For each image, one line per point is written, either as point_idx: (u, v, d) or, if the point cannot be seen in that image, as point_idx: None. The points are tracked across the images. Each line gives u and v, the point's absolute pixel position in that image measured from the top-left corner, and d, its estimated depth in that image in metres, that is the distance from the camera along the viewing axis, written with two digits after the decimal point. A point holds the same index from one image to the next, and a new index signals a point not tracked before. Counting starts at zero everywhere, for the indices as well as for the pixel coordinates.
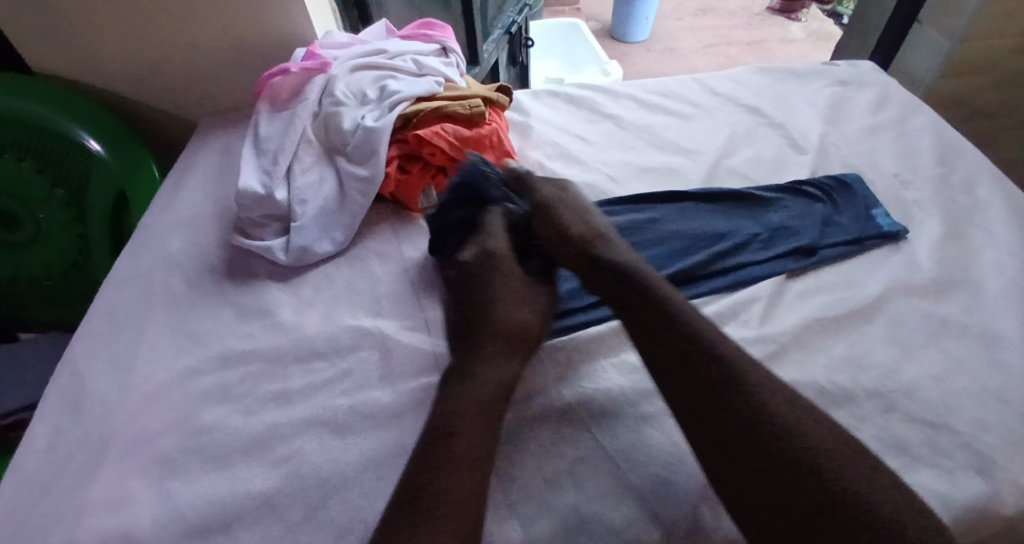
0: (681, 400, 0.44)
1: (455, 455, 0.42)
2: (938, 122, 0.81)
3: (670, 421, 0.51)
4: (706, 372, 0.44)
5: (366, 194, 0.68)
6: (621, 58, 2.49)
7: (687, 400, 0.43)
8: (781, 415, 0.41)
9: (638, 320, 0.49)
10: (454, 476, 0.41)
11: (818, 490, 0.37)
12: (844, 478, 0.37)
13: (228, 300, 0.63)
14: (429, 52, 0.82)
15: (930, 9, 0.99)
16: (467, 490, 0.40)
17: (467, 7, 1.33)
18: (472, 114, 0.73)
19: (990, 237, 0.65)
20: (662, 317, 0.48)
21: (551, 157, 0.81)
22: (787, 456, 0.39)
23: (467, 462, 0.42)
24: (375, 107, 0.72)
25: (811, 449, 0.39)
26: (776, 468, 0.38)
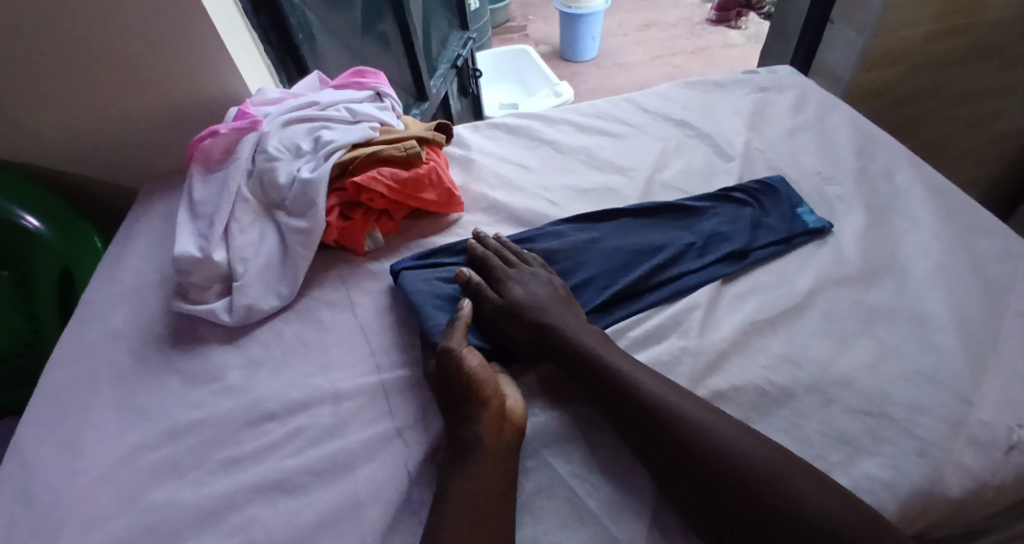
0: (639, 440, 0.46)
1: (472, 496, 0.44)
2: (855, 117, 0.85)
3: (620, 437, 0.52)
4: (646, 413, 0.46)
5: (307, 244, 0.68)
6: (572, 78, 2.57)
7: (641, 441, 0.46)
8: (710, 435, 0.44)
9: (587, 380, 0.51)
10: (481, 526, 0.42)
11: (748, 504, 0.40)
12: (773, 495, 0.40)
13: (175, 369, 0.62)
14: (362, 99, 0.83)
15: (840, 9, 1.05)
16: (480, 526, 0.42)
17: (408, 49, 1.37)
18: (407, 155, 0.74)
19: (912, 222, 0.68)
20: (597, 368, 0.51)
21: (494, 187, 0.83)
22: (719, 479, 0.41)
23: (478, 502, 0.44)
24: (310, 159, 0.73)
25: (739, 463, 0.42)
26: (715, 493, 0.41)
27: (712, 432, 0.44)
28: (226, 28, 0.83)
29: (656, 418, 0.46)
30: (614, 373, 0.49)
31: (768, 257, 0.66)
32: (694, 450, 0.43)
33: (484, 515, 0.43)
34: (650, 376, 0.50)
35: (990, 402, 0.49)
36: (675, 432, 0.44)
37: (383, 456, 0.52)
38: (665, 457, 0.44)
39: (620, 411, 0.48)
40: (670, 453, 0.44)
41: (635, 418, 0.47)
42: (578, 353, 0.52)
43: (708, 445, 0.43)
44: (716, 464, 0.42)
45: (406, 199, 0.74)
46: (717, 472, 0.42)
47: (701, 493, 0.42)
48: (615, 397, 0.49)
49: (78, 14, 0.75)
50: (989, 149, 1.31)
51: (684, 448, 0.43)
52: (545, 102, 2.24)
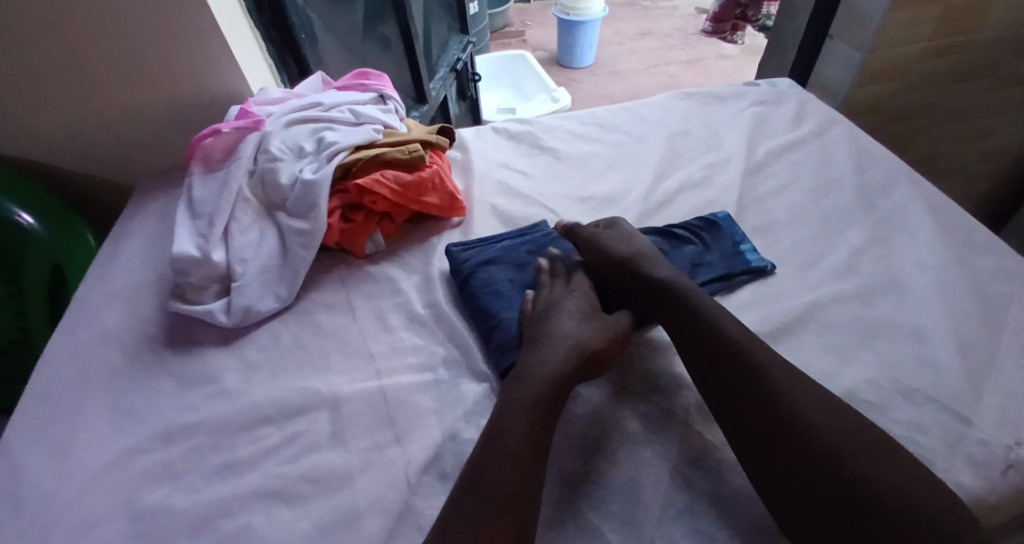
0: (752, 424, 0.46)
1: (520, 447, 0.45)
2: (853, 132, 0.86)
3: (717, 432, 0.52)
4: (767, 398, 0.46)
5: (308, 246, 0.68)
6: (569, 84, 2.58)
7: (755, 424, 0.46)
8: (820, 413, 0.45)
9: (710, 365, 0.51)
10: (519, 483, 0.43)
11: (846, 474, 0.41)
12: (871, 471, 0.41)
13: (169, 371, 0.61)
14: (366, 101, 0.83)
15: (839, 24, 1.06)
16: (523, 481, 0.43)
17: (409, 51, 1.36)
18: (411, 159, 0.74)
19: (910, 239, 0.69)
20: (716, 348, 0.51)
21: (495, 192, 0.83)
22: (821, 454, 0.42)
23: (526, 458, 0.45)
24: (313, 160, 0.72)
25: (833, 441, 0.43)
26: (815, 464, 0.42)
27: (816, 409, 0.45)
28: (229, 25, 0.82)
29: (762, 395, 0.47)
30: (739, 351, 0.50)
31: (766, 272, 0.67)
32: (792, 417, 0.45)
33: (525, 473, 0.44)
34: (752, 341, 0.51)
35: (989, 422, 0.50)
36: (771, 393, 0.47)
37: (382, 464, 0.52)
38: (760, 423, 0.46)
39: (718, 375, 0.50)
40: (770, 418, 0.45)
41: (737, 381, 0.48)
42: (704, 336, 0.52)
43: (807, 417, 0.45)
44: (811, 434, 0.43)
45: (408, 203, 0.74)
46: (807, 444, 0.43)
47: (780, 457, 0.44)
48: (724, 369, 0.50)
49: (79, 6, 0.74)
50: (979, 167, 1.34)
51: (780, 414, 0.45)
52: (543, 107, 2.25)
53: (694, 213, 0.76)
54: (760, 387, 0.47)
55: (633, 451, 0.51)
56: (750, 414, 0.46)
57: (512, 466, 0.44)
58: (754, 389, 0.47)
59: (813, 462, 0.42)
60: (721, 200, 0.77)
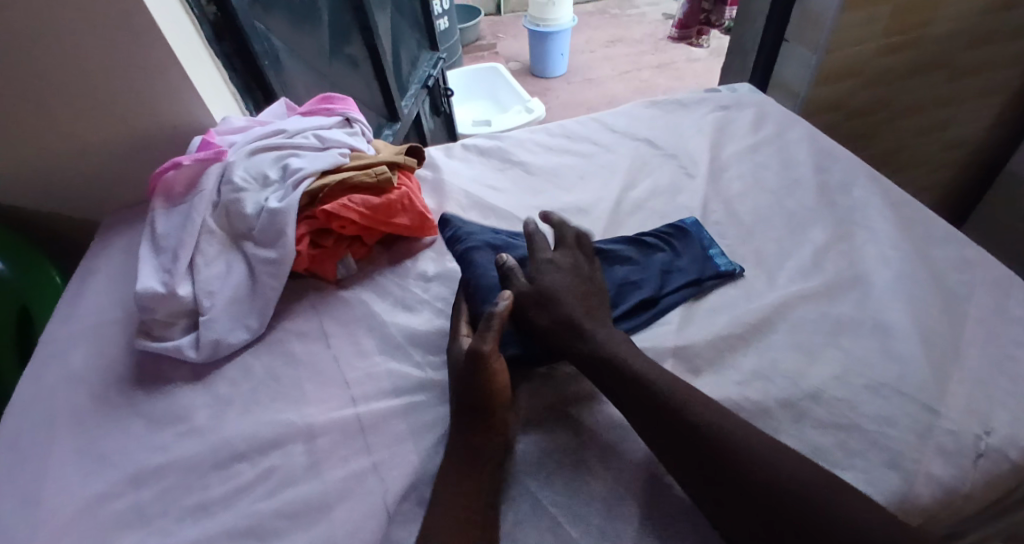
0: (705, 481, 0.44)
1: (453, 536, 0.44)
2: (812, 132, 0.88)
3: None
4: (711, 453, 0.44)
5: (277, 275, 0.67)
6: (543, 94, 2.61)
7: (709, 481, 0.44)
8: (776, 462, 0.43)
9: (644, 416, 0.49)
10: None
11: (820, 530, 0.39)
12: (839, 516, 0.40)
13: (138, 411, 0.60)
14: (331, 125, 0.83)
15: (794, 28, 1.09)
16: None
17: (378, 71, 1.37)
18: (378, 181, 0.74)
19: (871, 234, 0.71)
20: (644, 398, 0.49)
21: (467, 208, 0.83)
22: (788, 506, 0.41)
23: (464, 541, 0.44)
24: (278, 188, 0.72)
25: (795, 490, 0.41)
26: (782, 521, 0.40)
27: (766, 453, 0.44)
28: (189, 56, 0.82)
29: (706, 448, 0.45)
30: (668, 404, 0.48)
31: (735, 275, 0.68)
32: (734, 461, 0.43)
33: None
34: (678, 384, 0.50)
35: (957, 411, 0.51)
36: (711, 443, 0.45)
37: (360, 494, 0.51)
38: (706, 470, 0.44)
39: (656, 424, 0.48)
40: (712, 463, 0.44)
41: (674, 431, 0.47)
42: (635, 380, 0.50)
43: (765, 465, 0.43)
44: (761, 476, 0.42)
45: (378, 225, 0.73)
46: (757, 484, 0.42)
47: (751, 514, 0.42)
48: (660, 417, 0.48)
49: (32, 42, 0.73)
50: (942, 157, 1.38)
51: (734, 466, 0.43)
52: (518, 118, 2.27)
53: (666, 219, 0.77)
54: (699, 436, 0.45)
55: (577, 470, 0.51)
56: (697, 468, 0.45)
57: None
58: (690, 438, 0.46)
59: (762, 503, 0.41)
60: (689, 205, 0.78)
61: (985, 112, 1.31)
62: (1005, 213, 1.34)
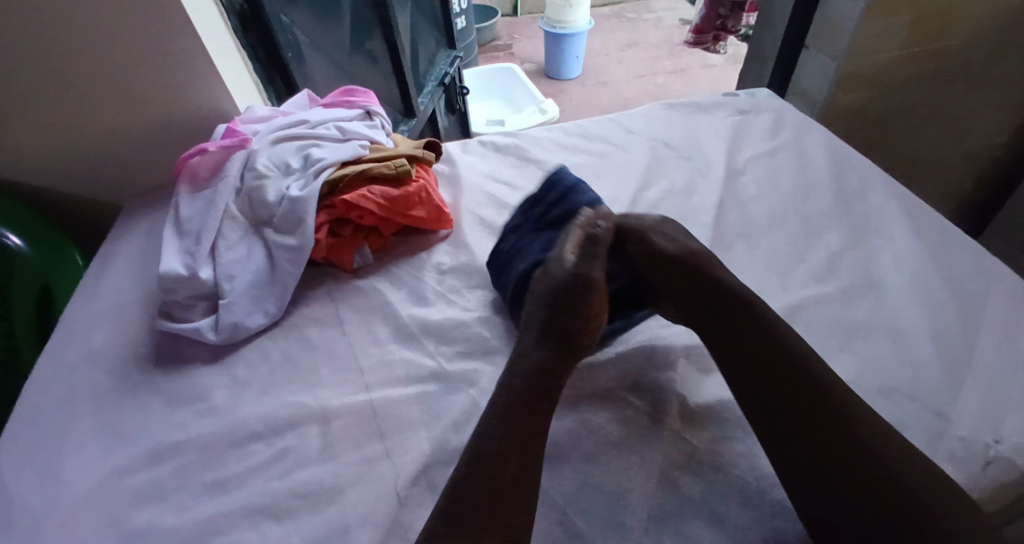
0: (798, 425, 0.45)
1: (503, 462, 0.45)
2: (830, 138, 0.88)
3: (679, 442, 0.53)
4: (814, 406, 0.46)
5: (296, 262, 0.68)
6: (558, 95, 2.62)
7: (800, 426, 0.45)
8: (860, 425, 0.44)
9: (761, 364, 0.49)
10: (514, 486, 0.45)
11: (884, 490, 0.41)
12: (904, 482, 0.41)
13: (158, 390, 0.61)
14: (352, 117, 0.84)
15: (814, 34, 1.09)
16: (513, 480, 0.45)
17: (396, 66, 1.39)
18: (398, 173, 0.75)
19: (887, 241, 0.71)
20: (763, 348, 0.50)
21: (483, 204, 0.86)
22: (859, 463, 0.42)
23: (510, 470, 0.45)
24: (300, 177, 0.72)
25: (873, 453, 0.43)
26: (852, 472, 0.42)
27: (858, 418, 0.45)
28: (216, 46, 0.83)
29: (810, 400, 0.46)
30: (784, 356, 0.49)
31: (748, 277, 0.68)
32: (835, 427, 0.44)
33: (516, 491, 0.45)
34: (797, 353, 0.49)
35: (968, 419, 0.51)
36: (816, 399, 0.46)
37: (373, 477, 0.52)
38: (801, 416, 0.46)
39: (767, 382, 0.48)
40: (813, 424, 0.45)
41: (783, 389, 0.47)
42: (753, 334, 0.51)
43: (853, 427, 0.44)
44: (847, 433, 0.44)
45: (396, 217, 0.75)
46: (842, 441, 0.44)
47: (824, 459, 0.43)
48: (776, 369, 0.48)
49: (66, 27, 0.75)
50: (959, 169, 1.37)
51: (829, 419, 0.45)
52: (533, 118, 2.28)
53: (680, 220, 0.78)
54: (814, 396, 0.46)
55: (586, 460, 0.52)
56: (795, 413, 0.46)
57: (498, 475, 0.45)
58: (797, 399, 0.46)
59: (843, 471, 0.43)
60: (703, 206, 0.79)
61: (1006, 125, 1.29)
62: (1022, 228, 1.32)
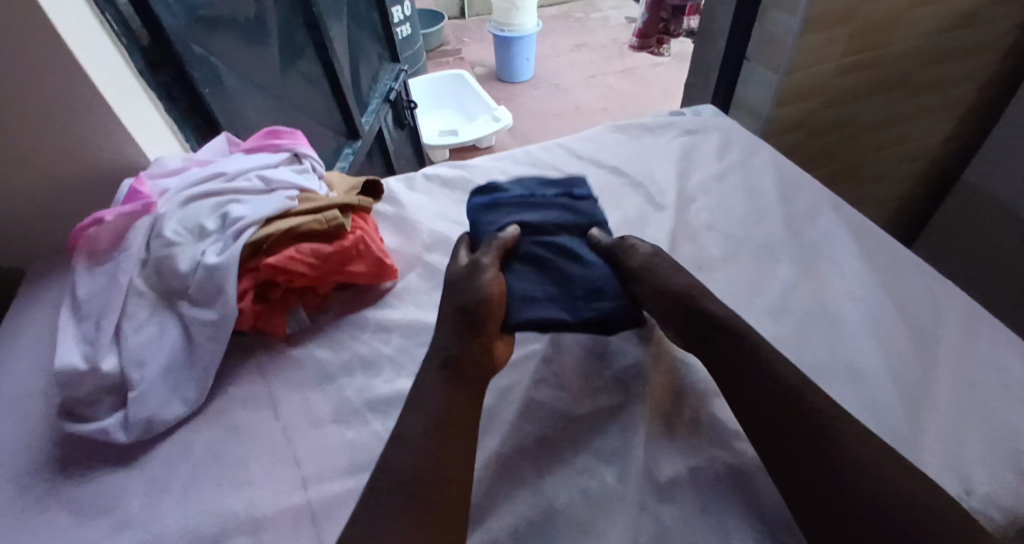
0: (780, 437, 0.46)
1: (421, 468, 0.44)
2: (778, 158, 0.87)
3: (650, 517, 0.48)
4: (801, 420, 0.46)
5: (217, 338, 0.61)
6: (511, 98, 2.59)
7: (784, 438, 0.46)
8: (854, 439, 0.44)
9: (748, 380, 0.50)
10: (428, 493, 0.43)
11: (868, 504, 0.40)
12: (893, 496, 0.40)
13: (55, 503, 0.52)
14: (278, 163, 0.77)
15: (754, 48, 1.08)
16: (431, 484, 0.43)
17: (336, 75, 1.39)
18: (331, 228, 0.68)
19: (841, 268, 0.69)
20: (751, 367, 0.50)
21: (430, 247, 0.80)
22: (842, 475, 0.42)
23: (433, 475, 0.44)
24: (218, 239, 0.65)
25: (861, 467, 0.42)
26: (834, 485, 0.42)
27: (853, 435, 0.44)
28: (118, 90, 0.75)
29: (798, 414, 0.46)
30: (773, 373, 0.49)
31: None
32: (803, 434, 0.45)
33: (438, 501, 0.42)
34: (786, 360, 0.51)
35: (937, 468, 0.49)
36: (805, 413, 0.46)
37: None
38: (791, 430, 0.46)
39: (752, 381, 0.50)
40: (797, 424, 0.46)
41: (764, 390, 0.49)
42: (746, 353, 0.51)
43: (846, 442, 0.44)
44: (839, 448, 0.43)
45: (331, 275, 0.68)
46: (830, 453, 0.43)
47: (810, 471, 0.43)
48: (769, 384, 0.49)
49: None
50: (901, 168, 1.40)
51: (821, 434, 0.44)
52: (486, 127, 2.24)
53: None
54: (798, 398, 0.47)
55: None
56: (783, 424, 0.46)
57: (419, 476, 0.44)
58: (783, 398, 0.47)
59: (823, 467, 0.43)
60: (657, 239, 0.75)
61: (941, 124, 1.33)
62: (962, 220, 1.37)
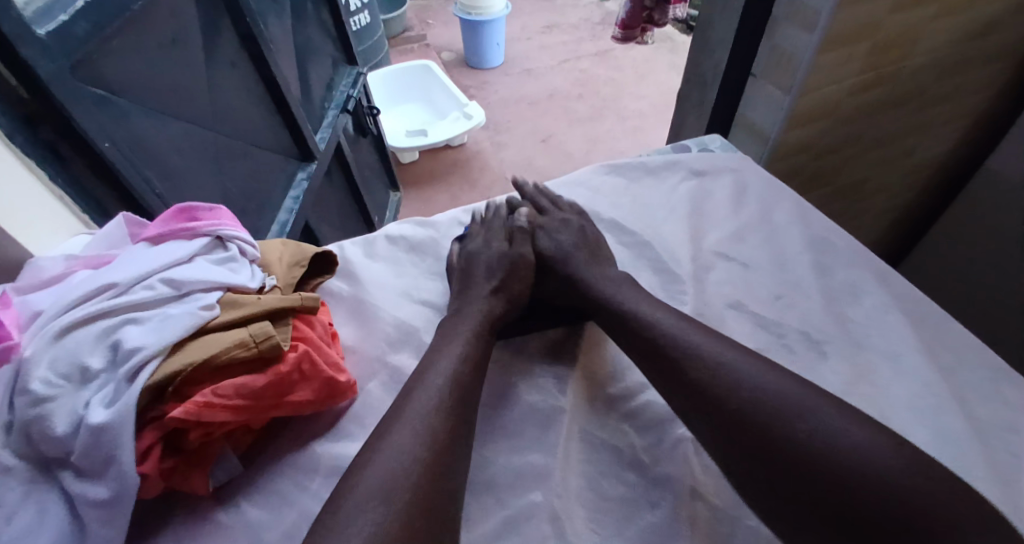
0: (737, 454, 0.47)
1: (389, 491, 0.43)
2: (801, 211, 0.75)
3: None
4: (749, 434, 0.46)
5: (114, 521, 0.47)
6: (481, 88, 2.40)
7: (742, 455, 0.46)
8: (807, 433, 0.44)
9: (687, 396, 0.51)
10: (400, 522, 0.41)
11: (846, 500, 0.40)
12: (865, 480, 0.40)
13: None
14: (193, 254, 0.61)
15: (762, 63, 0.95)
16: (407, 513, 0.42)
17: (277, 92, 1.20)
18: (262, 352, 0.53)
19: (892, 362, 0.58)
20: (682, 380, 0.52)
21: (395, 344, 0.67)
22: (806, 477, 0.42)
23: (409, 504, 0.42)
24: (108, 381, 0.49)
25: (823, 463, 0.42)
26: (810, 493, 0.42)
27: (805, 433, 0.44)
28: None
29: (741, 424, 0.47)
30: (708, 386, 0.50)
31: None
32: (750, 439, 0.46)
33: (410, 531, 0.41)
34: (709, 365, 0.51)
35: None
36: (749, 425, 0.46)
37: None
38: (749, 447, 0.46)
39: (689, 398, 0.51)
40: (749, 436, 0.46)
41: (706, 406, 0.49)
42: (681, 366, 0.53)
43: (799, 437, 0.44)
44: (797, 450, 0.44)
45: (266, 411, 0.54)
46: (794, 460, 0.43)
47: (780, 486, 0.44)
48: (703, 398, 0.50)
49: None
50: (907, 181, 1.29)
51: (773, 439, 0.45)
52: (456, 127, 2.06)
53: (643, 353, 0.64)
54: (732, 411, 0.48)
55: None
56: (738, 442, 0.47)
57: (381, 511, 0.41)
58: (725, 414, 0.48)
59: (789, 479, 0.43)
60: None
61: (951, 133, 1.22)
62: (952, 241, 1.26)
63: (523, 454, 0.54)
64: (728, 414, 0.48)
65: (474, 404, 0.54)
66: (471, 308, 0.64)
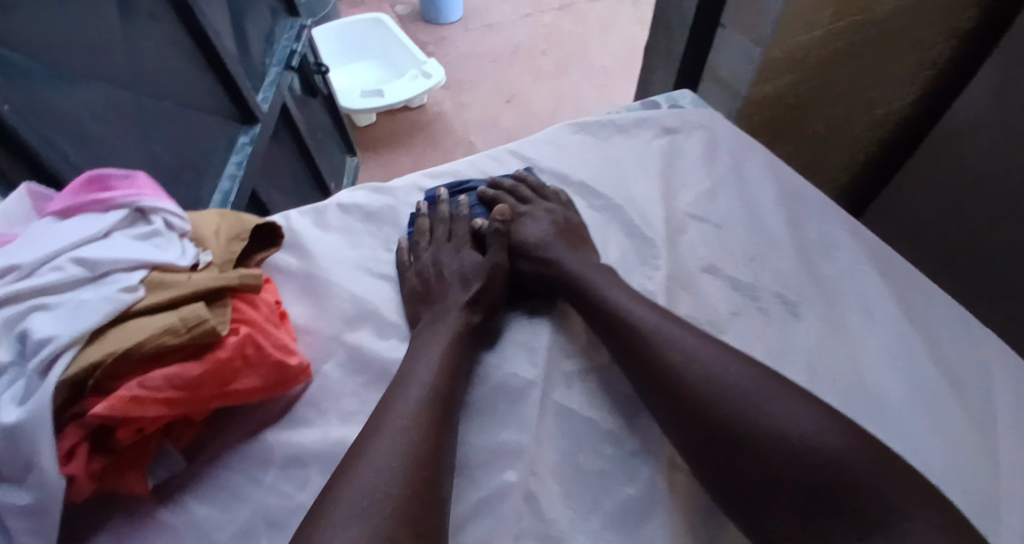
0: (702, 445, 0.45)
1: (372, 499, 0.40)
2: (774, 166, 0.73)
3: None
4: (714, 422, 0.44)
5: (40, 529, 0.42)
6: (439, 43, 2.27)
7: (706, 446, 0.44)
8: (774, 422, 0.42)
9: (652, 385, 0.50)
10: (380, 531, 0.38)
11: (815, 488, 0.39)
12: (835, 466, 0.39)
13: None
14: (111, 228, 0.54)
15: (732, 9, 0.90)
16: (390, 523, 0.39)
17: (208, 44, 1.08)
18: (196, 337, 0.47)
19: (866, 319, 0.57)
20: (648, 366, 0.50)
21: (353, 320, 0.62)
22: (773, 466, 0.41)
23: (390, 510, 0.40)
24: (18, 375, 0.43)
25: (788, 451, 0.41)
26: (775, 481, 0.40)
27: (770, 421, 0.43)
28: None
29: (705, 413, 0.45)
30: (675, 371, 0.48)
31: None
32: (717, 427, 0.44)
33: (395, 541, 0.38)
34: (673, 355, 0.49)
35: None
36: (713, 412, 0.45)
37: None
38: (713, 437, 0.44)
39: (654, 387, 0.49)
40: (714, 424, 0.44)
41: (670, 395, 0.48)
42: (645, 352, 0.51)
43: (766, 425, 0.42)
44: (762, 438, 0.42)
45: (208, 401, 0.49)
46: (761, 448, 0.42)
47: (744, 475, 0.42)
48: (669, 387, 0.48)
49: None
50: (867, 136, 1.29)
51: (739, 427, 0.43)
52: (414, 85, 1.94)
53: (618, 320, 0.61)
54: (697, 400, 0.46)
55: None
56: (702, 429, 0.45)
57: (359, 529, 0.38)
58: (690, 402, 0.46)
59: (754, 467, 0.41)
60: (648, 293, 0.60)
61: (912, 86, 1.21)
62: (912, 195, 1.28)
63: (495, 431, 0.52)
64: (693, 403, 0.46)
65: (455, 396, 0.51)
66: (450, 317, 0.59)
